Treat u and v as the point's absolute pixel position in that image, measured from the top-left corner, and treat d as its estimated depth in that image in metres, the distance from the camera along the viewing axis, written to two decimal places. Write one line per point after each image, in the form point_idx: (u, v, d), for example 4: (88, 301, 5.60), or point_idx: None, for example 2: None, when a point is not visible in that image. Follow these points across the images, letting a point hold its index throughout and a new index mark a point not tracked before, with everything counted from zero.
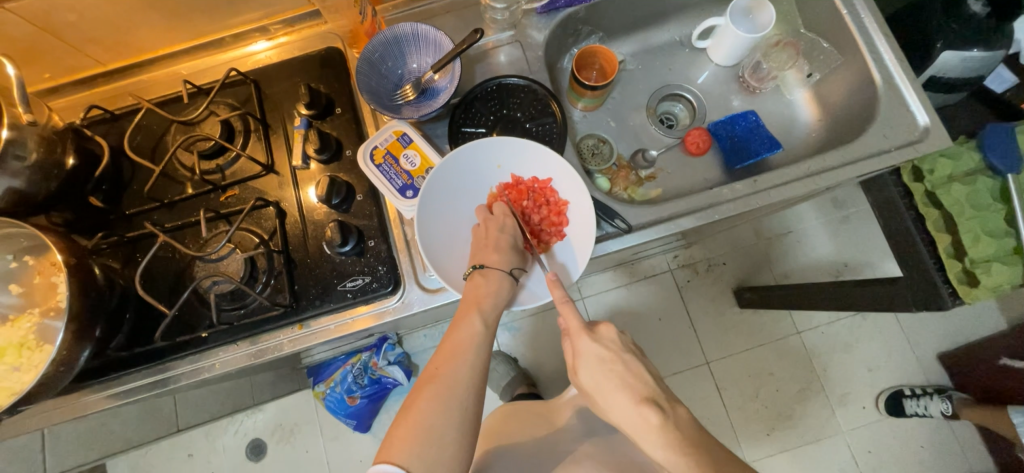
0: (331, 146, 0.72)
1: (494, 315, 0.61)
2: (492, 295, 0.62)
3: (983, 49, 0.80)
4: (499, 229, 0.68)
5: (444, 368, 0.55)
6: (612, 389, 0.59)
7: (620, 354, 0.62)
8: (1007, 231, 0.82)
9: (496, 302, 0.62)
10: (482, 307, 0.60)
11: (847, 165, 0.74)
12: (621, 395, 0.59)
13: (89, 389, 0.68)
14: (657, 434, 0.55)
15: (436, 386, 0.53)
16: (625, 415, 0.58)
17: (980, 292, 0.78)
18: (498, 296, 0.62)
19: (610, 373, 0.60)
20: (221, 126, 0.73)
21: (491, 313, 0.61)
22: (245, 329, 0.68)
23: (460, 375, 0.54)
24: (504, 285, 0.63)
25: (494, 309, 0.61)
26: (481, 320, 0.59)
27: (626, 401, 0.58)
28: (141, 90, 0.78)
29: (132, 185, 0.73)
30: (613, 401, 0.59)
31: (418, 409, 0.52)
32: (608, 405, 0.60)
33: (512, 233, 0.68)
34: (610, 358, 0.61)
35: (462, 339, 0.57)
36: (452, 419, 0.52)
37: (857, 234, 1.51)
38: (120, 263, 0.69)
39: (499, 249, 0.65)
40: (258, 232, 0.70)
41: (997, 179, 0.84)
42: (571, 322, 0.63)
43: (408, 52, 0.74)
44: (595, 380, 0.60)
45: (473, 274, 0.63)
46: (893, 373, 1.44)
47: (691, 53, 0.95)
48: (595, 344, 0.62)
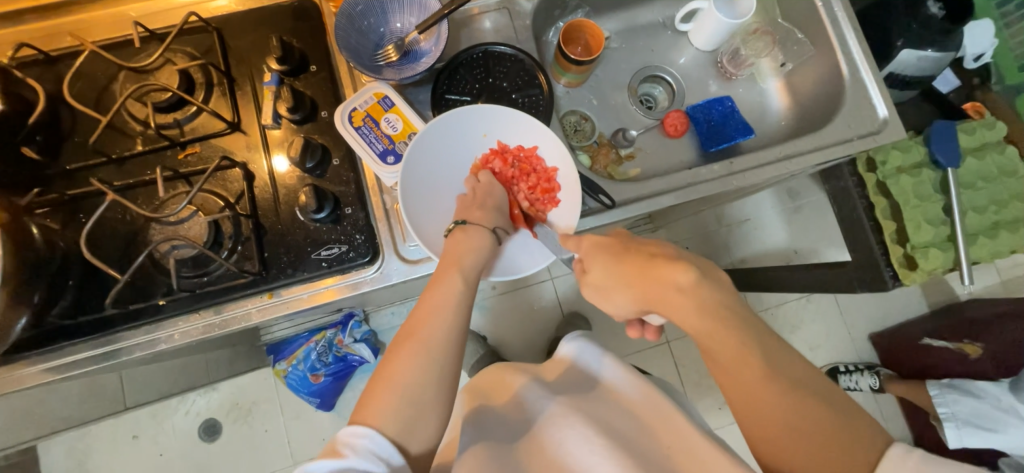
0: (304, 106, 0.67)
1: (473, 274, 0.59)
2: (473, 251, 0.61)
3: (937, 49, 0.87)
4: (483, 195, 0.67)
5: (422, 327, 0.52)
6: (626, 267, 0.55)
7: (630, 240, 0.59)
8: (944, 220, 0.89)
9: (477, 261, 0.60)
10: (460, 266, 0.58)
11: (813, 151, 0.79)
12: (637, 262, 0.55)
13: (25, 363, 0.62)
14: (688, 296, 0.51)
15: (413, 345, 0.51)
16: (646, 285, 0.54)
17: (917, 275, 0.86)
18: (478, 253, 0.61)
19: (622, 250, 0.57)
20: (179, 77, 0.66)
21: (471, 272, 0.59)
22: (207, 298, 0.64)
23: (439, 333, 0.52)
24: (485, 243, 0.62)
25: (473, 266, 0.60)
26: (461, 278, 0.57)
27: (646, 271, 0.54)
28: (82, 31, 0.70)
29: (73, 138, 0.66)
30: (630, 278, 0.55)
31: (394, 366, 0.49)
32: (620, 289, 0.56)
33: (496, 194, 0.68)
34: (616, 241, 0.58)
35: (440, 299, 0.55)
36: (429, 379, 0.49)
37: (808, 223, 1.62)
38: (59, 224, 0.62)
39: (483, 206, 0.66)
40: (223, 195, 0.65)
41: (939, 173, 0.91)
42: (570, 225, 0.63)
43: (391, 10, 0.71)
44: (608, 265, 0.57)
45: (455, 231, 0.63)
46: (831, 351, 1.57)
47: (673, 36, 0.96)
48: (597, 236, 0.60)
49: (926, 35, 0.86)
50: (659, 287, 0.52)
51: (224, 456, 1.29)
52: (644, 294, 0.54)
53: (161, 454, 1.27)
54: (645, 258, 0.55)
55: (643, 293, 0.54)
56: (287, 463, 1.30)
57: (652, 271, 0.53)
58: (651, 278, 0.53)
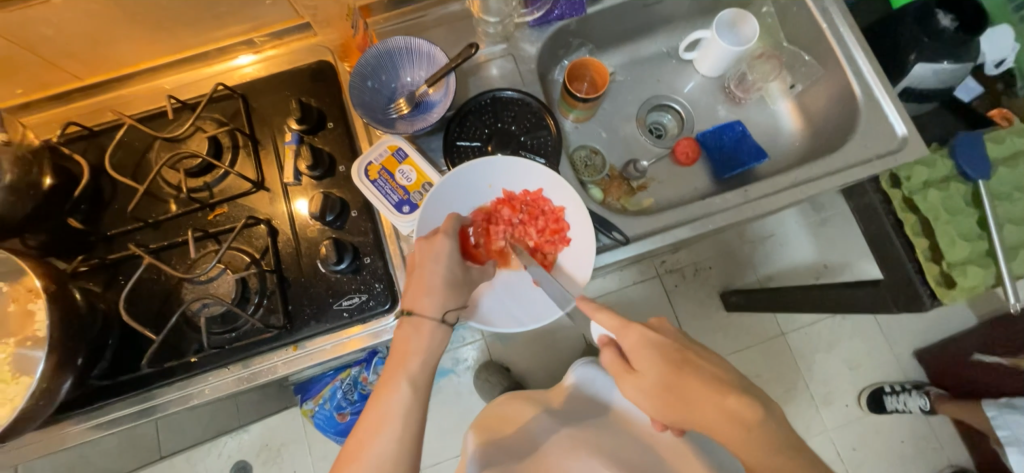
0: (323, 162, 0.71)
1: (422, 374, 0.61)
2: (423, 351, 0.61)
3: (954, 60, 0.84)
4: (429, 265, 0.62)
5: (369, 440, 0.56)
6: (689, 383, 0.57)
7: (676, 347, 0.60)
8: (980, 234, 0.85)
9: (427, 359, 0.61)
10: (408, 368, 0.60)
11: (830, 174, 0.77)
12: (699, 386, 0.56)
13: (69, 422, 0.65)
14: (752, 430, 0.53)
15: (361, 460, 0.56)
16: (708, 412, 0.56)
17: (957, 293, 0.82)
18: (430, 352, 0.61)
19: (676, 362, 0.58)
20: (208, 142, 0.71)
21: (419, 372, 0.60)
22: (236, 353, 0.66)
23: (383, 451, 0.56)
24: (436, 334, 0.61)
25: (423, 367, 0.61)
26: (408, 385, 0.59)
27: (712, 399, 0.55)
28: (121, 105, 0.76)
29: (114, 204, 0.70)
30: (685, 400, 0.57)
31: None
32: (668, 404, 0.58)
33: (440, 267, 0.62)
34: (672, 351, 0.59)
35: (387, 408, 0.58)
36: None
37: (835, 236, 1.56)
38: (101, 287, 0.66)
39: (430, 290, 0.61)
40: (250, 251, 0.68)
41: (969, 185, 0.88)
42: (613, 321, 0.62)
43: (401, 66, 0.74)
44: (666, 377, 0.57)
45: (404, 321, 0.61)
46: (873, 371, 1.49)
47: (678, 65, 0.97)
48: (646, 332, 0.61)
49: (937, 49, 0.84)
50: (708, 410, 0.55)
51: None
52: (694, 416, 0.56)
53: None
54: (707, 381, 0.56)
55: (698, 414, 0.56)
56: None
57: (707, 402, 0.55)
58: (717, 402, 0.55)
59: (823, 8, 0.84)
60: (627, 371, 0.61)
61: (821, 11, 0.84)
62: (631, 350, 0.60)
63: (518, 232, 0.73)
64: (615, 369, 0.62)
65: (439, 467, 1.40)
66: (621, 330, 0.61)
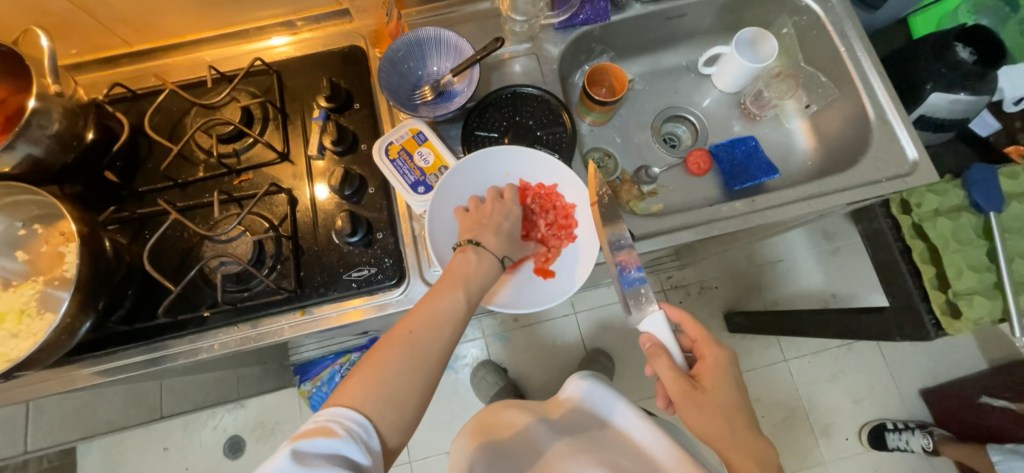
0: (346, 139, 0.74)
1: (476, 294, 0.61)
2: (480, 272, 0.62)
3: (971, 92, 0.85)
4: (496, 216, 0.69)
5: (417, 337, 0.54)
6: (735, 412, 0.63)
7: (740, 381, 0.67)
8: (988, 266, 0.85)
9: (481, 283, 0.62)
10: (465, 284, 0.60)
11: (839, 192, 0.78)
12: (744, 424, 0.63)
13: (84, 364, 0.68)
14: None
15: (406, 352, 0.53)
16: (741, 447, 0.61)
17: (961, 324, 0.83)
18: (482, 276, 0.62)
19: (737, 393, 0.65)
20: (241, 112, 0.74)
21: (473, 292, 0.60)
22: (246, 312, 0.69)
23: (429, 351, 0.54)
24: (492, 269, 0.64)
25: (475, 287, 0.61)
26: (464, 296, 0.59)
27: (748, 437, 0.62)
28: (164, 73, 0.80)
29: (147, 164, 0.74)
30: (731, 426, 0.62)
31: (381, 371, 0.51)
32: (712, 420, 0.63)
33: (506, 221, 0.69)
34: (736, 381, 0.66)
35: (440, 310, 0.56)
36: (415, 390, 0.51)
37: (845, 266, 1.55)
38: (127, 239, 0.70)
39: (497, 233, 0.67)
40: (269, 217, 0.71)
41: (980, 217, 0.87)
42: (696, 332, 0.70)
43: (429, 56, 0.77)
44: (726, 399, 0.64)
45: (467, 248, 0.64)
46: (875, 407, 1.47)
47: (696, 79, 1.00)
48: (723, 355, 0.67)
49: (955, 80, 0.85)
50: (741, 440, 0.62)
51: None
52: (726, 442, 0.62)
53: (187, 467, 1.31)
54: (748, 421, 0.64)
55: (727, 440, 0.62)
56: None
57: (747, 434, 0.62)
58: (750, 439, 0.62)
59: (843, 33, 0.86)
60: (688, 381, 0.64)
61: (841, 35, 0.86)
62: (706, 366, 0.66)
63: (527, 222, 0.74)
64: (668, 376, 0.65)
65: (427, 461, 1.40)
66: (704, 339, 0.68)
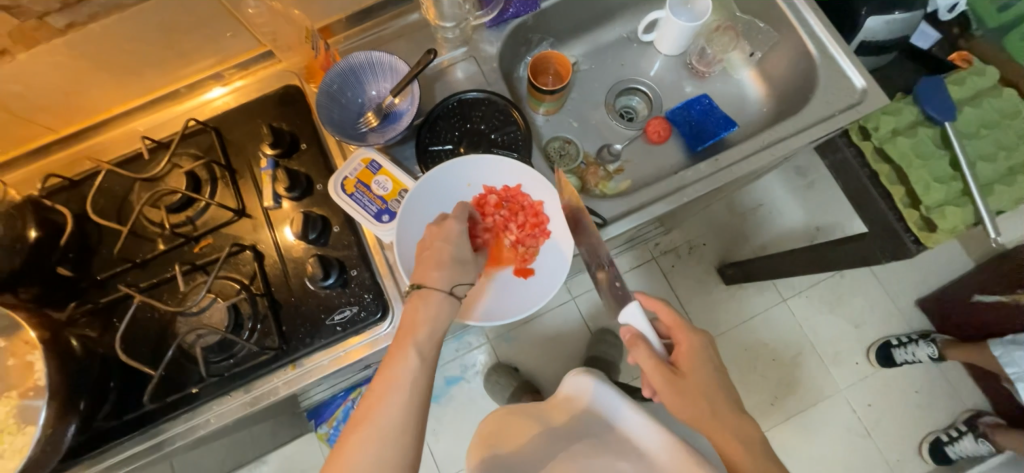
0: (301, 183, 0.72)
1: (432, 342, 0.60)
2: (431, 320, 0.60)
3: (902, 10, 0.86)
4: (439, 244, 0.64)
5: (377, 410, 0.54)
6: (717, 393, 0.65)
7: (717, 361, 0.68)
8: (954, 175, 0.86)
9: (432, 331, 0.60)
10: (416, 337, 0.59)
11: (797, 134, 0.79)
12: (726, 404, 0.65)
13: (80, 468, 0.65)
14: (759, 446, 0.63)
15: (369, 429, 0.53)
16: (726, 428, 0.63)
17: (939, 236, 0.83)
18: (436, 321, 0.61)
19: (714, 374, 0.66)
20: (186, 178, 0.72)
21: (428, 343, 0.59)
22: (236, 379, 0.67)
23: (391, 420, 0.54)
24: (443, 307, 0.61)
25: (432, 336, 0.60)
26: (417, 352, 0.58)
27: (732, 417, 0.64)
28: (98, 152, 0.77)
29: (102, 249, 0.71)
30: (712, 408, 0.64)
31: (348, 454, 0.52)
32: (693, 406, 0.64)
33: (450, 246, 0.64)
34: (714, 362, 0.67)
35: (396, 373, 0.56)
36: (386, 464, 0.52)
37: (823, 198, 1.58)
38: (97, 331, 0.67)
39: (439, 264, 0.62)
40: (239, 278, 0.69)
41: (937, 129, 0.89)
42: (670, 318, 0.69)
43: (365, 80, 0.75)
44: (704, 380, 0.65)
45: (412, 296, 0.61)
46: (877, 326, 1.50)
47: (640, 47, 0.99)
48: (696, 338, 0.68)
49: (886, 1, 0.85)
50: (722, 421, 0.63)
51: None
52: (711, 423, 0.63)
53: None
54: (731, 400, 0.66)
55: (712, 422, 0.63)
56: None
57: (728, 415, 0.64)
58: (731, 419, 0.64)
59: None
60: (667, 368, 0.64)
61: None
62: (683, 351, 0.67)
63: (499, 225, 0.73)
64: (649, 365, 0.64)
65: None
66: (680, 327, 0.69)
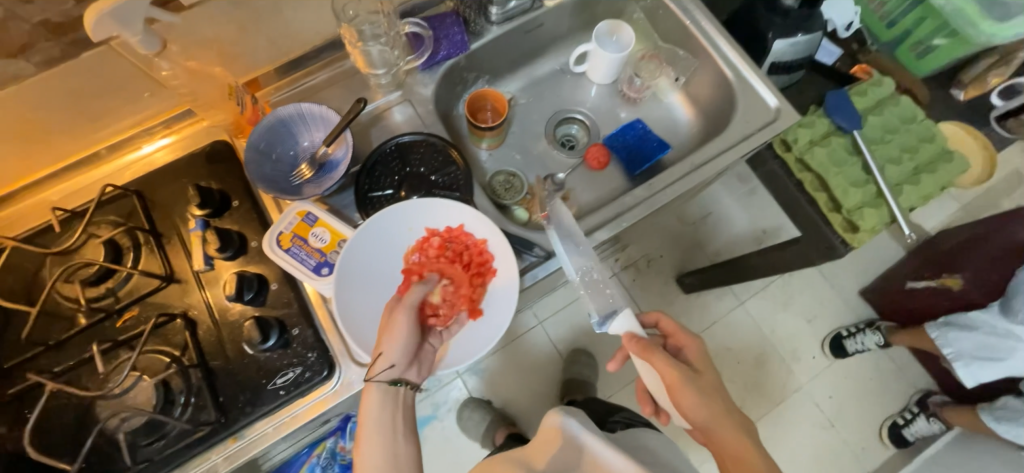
0: (233, 242, 0.69)
1: (385, 428, 0.64)
2: (373, 413, 0.64)
3: (805, 32, 0.93)
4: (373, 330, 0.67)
5: None
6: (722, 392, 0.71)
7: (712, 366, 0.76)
8: (867, 179, 0.94)
9: (377, 421, 0.64)
10: (366, 433, 0.64)
11: (723, 153, 0.83)
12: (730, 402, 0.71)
13: None
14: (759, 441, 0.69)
15: None
16: (734, 422, 0.69)
17: (862, 235, 0.89)
18: (381, 408, 0.65)
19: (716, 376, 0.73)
20: (105, 248, 0.67)
21: (381, 430, 0.64)
22: (170, 462, 0.62)
23: None
24: (383, 396, 0.65)
25: (382, 423, 0.64)
26: (372, 447, 0.63)
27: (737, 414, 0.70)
28: (4, 227, 0.71)
29: (7, 334, 0.65)
30: (725, 406, 0.70)
31: None
32: (709, 407, 0.68)
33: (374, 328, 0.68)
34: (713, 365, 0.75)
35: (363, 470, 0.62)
36: None
37: (765, 202, 1.66)
38: (4, 428, 0.60)
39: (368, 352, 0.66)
40: (168, 350, 0.65)
41: (847, 137, 0.97)
42: (671, 327, 0.77)
43: (296, 132, 0.74)
44: (710, 380, 0.72)
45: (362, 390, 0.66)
46: (829, 319, 1.58)
47: (574, 78, 1.03)
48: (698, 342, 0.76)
49: (790, 24, 0.92)
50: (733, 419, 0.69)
51: None
52: (723, 419, 0.68)
53: None
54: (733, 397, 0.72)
55: (722, 421, 0.68)
56: None
57: (735, 411, 0.70)
58: (736, 413, 0.70)
59: (683, 8, 0.92)
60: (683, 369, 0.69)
61: (682, 10, 0.91)
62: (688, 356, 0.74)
63: (445, 267, 0.73)
64: (666, 367, 0.68)
65: None
66: (679, 334, 0.77)
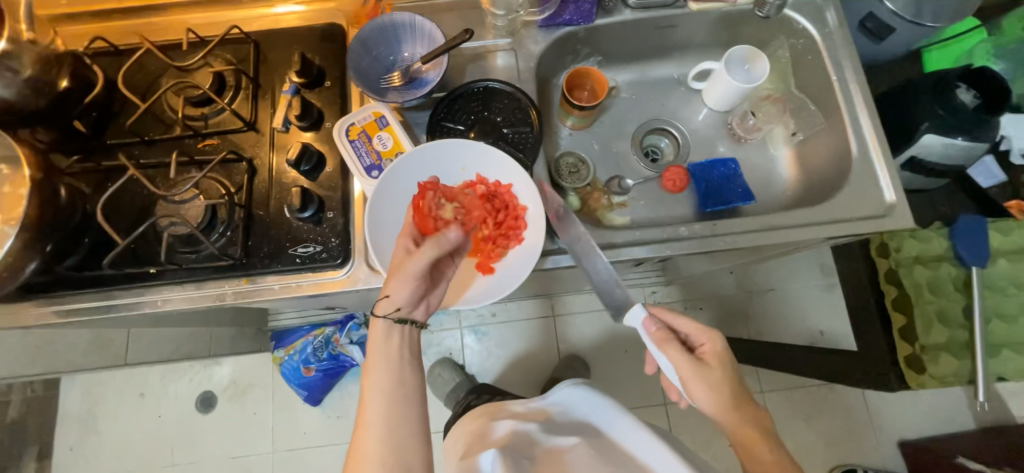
0: (311, 115, 0.74)
1: (396, 371, 0.64)
2: (384, 353, 0.65)
3: (968, 138, 0.80)
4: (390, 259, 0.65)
5: (362, 442, 0.61)
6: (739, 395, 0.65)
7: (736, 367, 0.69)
8: (962, 323, 0.81)
9: (388, 360, 0.64)
10: (373, 374, 0.64)
11: (808, 226, 0.75)
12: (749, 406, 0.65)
13: (35, 303, 0.69)
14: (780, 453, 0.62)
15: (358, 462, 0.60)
16: (747, 426, 0.63)
17: (926, 379, 0.80)
18: (392, 348, 0.65)
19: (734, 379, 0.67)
20: (213, 78, 0.75)
21: (394, 373, 0.64)
22: (193, 274, 0.70)
23: (373, 452, 0.60)
24: (395, 332, 0.65)
25: (392, 366, 0.64)
26: (381, 388, 0.63)
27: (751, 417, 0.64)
28: (148, 31, 0.82)
29: (120, 117, 0.76)
30: (737, 404, 0.64)
31: None
32: (727, 399, 0.65)
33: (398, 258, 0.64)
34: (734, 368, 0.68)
35: (371, 411, 0.62)
36: None
37: (837, 304, 1.49)
38: (90, 188, 0.71)
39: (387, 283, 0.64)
40: (227, 184, 0.72)
41: (962, 270, 0.83)
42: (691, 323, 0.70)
43: (403, 41, 0.77)
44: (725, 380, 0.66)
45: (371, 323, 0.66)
46: (846, 451, 1.39)
47: (686, 93, 0.97)
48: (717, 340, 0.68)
49: (954, 123, 0.80)
50: (754, 411, 0.65)
51: (212, 429, 1.35)
52: (738, 424, 0.63)
53: (158, 415, 1.34)
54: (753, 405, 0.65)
55: (739, 424, 0.64)
56: (267, 450, 1.33)
57: (749, 411, 0.64)
58: (754, 418, 0.64)
59: (836, 62, 0.82)
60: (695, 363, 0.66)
61: (833, 64, 0.82)
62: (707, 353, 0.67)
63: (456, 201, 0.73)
64: (682, 362, 0.66)
65: None
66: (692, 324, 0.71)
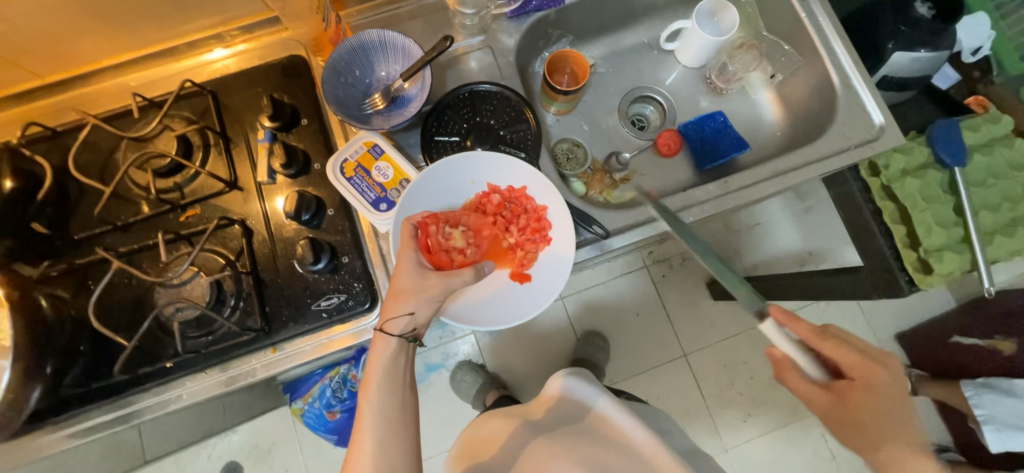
0: (298, 160, 0.69)
1: (394, 384, 0.62)
2: (382, 365, 0.61)
3: (931, 49, 0.85)
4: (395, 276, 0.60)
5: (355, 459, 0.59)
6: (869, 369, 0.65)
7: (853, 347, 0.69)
8: (956, 221, 0.87)
9: (388, 372, 0.61)
10: (372, 389, 0.61)
11: (811, 164, 0.77)
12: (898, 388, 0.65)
13: (43, 431, 0.62)
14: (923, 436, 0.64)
15: None
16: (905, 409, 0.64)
17: (933, 279, 0.83)
18: (390, 360, 0.62)
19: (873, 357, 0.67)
20: (177, 142, 0.68)
21: (391, 385, 0.62)
22: (214, 357, 0.65)
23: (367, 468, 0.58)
24: (395, 348, 0.61)
25: (390, 379, 0.62)
26: (377, 401, 0.61)
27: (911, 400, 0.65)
28: (86, 104, 0.73)
29: (81, 207, 0.68)
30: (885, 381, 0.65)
31: None
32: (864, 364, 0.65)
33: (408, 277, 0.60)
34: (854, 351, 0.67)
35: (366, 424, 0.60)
36: None
37: (819, 224, 1.57)
38: (70, 292, 0.64)
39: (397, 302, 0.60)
40: (224, 253, 0.67)
41: (944, 172, 0.89)
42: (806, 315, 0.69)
43: (375, 60, 0.72)
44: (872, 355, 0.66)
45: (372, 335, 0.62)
46: None
47: (659, 55, 0.96)
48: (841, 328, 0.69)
49: (917, 36, 0.84)
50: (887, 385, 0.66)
51: None
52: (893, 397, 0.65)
53: None
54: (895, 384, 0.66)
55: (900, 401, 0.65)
56: None
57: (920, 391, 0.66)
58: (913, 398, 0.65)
59: None
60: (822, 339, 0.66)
61: (801, 0, 0.83)
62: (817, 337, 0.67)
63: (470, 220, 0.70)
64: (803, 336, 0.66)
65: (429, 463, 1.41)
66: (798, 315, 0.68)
